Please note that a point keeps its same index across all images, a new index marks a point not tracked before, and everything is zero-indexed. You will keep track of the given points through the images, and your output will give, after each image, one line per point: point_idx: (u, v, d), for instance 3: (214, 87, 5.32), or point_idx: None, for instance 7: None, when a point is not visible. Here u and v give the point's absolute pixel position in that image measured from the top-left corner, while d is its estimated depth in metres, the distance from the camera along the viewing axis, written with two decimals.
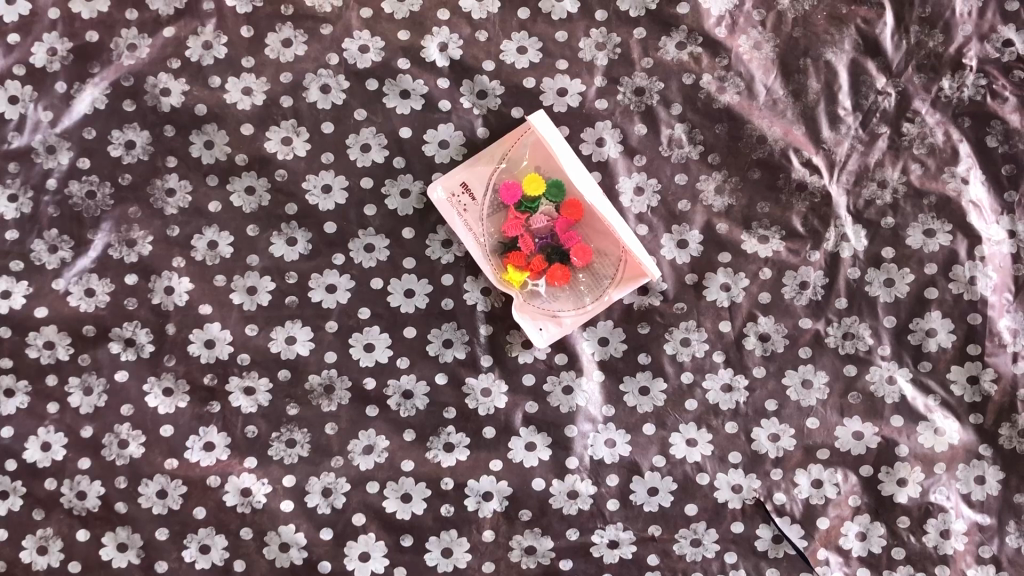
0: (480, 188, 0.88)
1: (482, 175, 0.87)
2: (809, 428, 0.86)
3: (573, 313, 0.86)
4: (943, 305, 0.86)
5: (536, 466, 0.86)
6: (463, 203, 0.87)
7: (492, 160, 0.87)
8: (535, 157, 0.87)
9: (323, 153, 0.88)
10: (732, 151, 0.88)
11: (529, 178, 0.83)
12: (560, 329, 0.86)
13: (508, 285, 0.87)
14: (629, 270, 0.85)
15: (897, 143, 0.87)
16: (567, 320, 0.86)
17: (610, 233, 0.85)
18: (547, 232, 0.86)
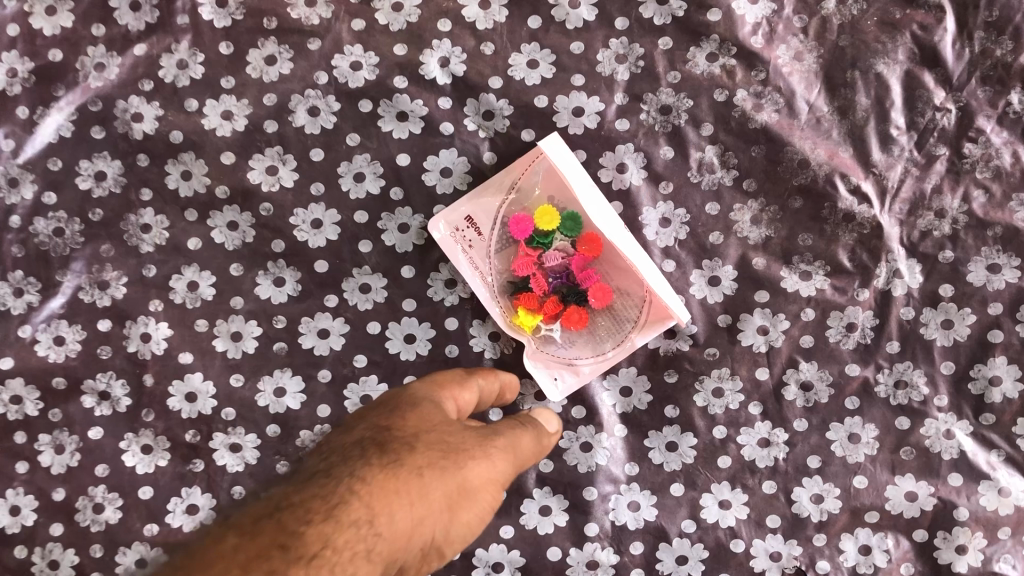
0: (486, 221, 0.80)
1: (488, 206, 0.79)
2: (856, 488, 0.77)
3: (591, 361, 0.78)
4: (1009, 350, 0.76)
5: (551, 533, 0.77)
6: (467, 239, 0.79)
7: (499, 190, 0.79)
8: (546, 187, 0.79)
9: (312, 183, 0.79)
10: (770, 177, 0.78)
11: (542, 210, 0.75)
12: (577, 379, 0.78)
13: (519, 331, 0.77)
14: (653, 311, 0.77)
15: (958, 166, 0.77)
16: (585, 369, 0.78)
17: (632, 271, 0.77)
18: (561, 270, 0.79)
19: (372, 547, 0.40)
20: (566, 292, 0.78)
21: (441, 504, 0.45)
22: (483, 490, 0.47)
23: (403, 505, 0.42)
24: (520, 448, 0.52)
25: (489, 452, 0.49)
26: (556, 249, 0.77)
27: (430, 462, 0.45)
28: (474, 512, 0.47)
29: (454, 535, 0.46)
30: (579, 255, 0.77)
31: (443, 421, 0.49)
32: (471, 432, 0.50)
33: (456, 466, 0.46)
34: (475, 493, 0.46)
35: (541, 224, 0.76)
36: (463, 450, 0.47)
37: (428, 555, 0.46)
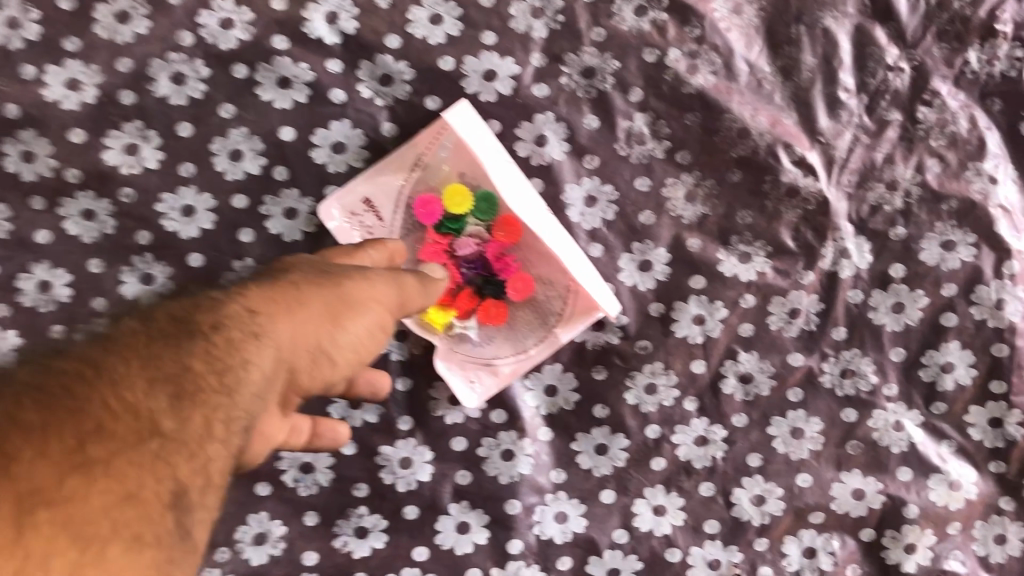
0: (386, 203, 0.70)
1: (388, 186, 0.70)
2: (800, 488, 0.71)
3: (511, 360, 0.70)
4: (963, 334, 0.70)
5: (470, 553, 0.69)
6: (366, 224, 0.70)
7: (401, 167, 0.69)
8: (457, 161, 0.69)
9: (181, 163, 0.67)
10: (707, 148, 0.69)
11: (451, 189, 0.68)
12: (496, 381, 0.69)
13: (430, 329, 0.69)
14: (578, 305, 0.69)
15: (911, 132, 0.70)
16: (504, 369, 0.70)
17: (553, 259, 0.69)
18: (475, 259, 0.69)
19: (263, 335, 0.46)
20: (481, 285, 0.70)
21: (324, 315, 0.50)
22: (365, 307, 0.52)
23: (282, 316, 0.48)
24: (384, 297, 0.54)
25: (354, 284, 0.52)
26: (470, 235, 0.69)
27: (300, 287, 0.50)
28: (356, 322, 0.51)
29: (344, 344, 0.51)
30: (496, 241, 0.69)
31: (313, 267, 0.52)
32: (332, 276, 0.52)
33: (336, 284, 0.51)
34: (357, 305, 0.51)
35: (450, 207, 0.68)
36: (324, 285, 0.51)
37: (324, 362, 0.50)
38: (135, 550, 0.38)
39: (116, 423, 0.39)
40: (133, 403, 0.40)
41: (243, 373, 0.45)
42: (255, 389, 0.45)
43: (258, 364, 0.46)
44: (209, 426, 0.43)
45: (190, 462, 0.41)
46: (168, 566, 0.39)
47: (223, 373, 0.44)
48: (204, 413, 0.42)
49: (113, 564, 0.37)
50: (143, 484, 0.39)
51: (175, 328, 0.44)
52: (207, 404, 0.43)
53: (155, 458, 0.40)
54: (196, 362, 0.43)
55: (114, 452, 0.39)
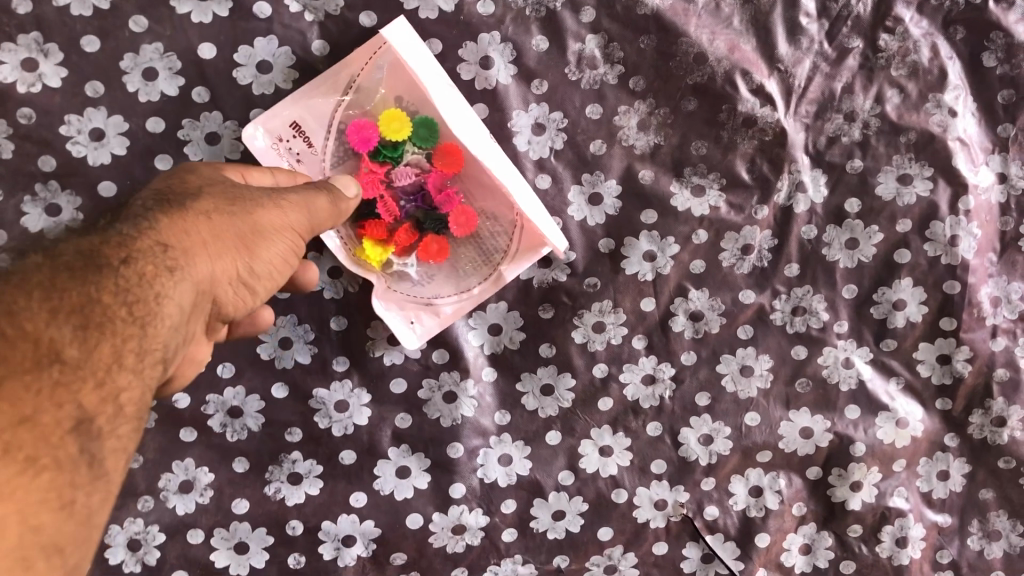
0: (317, 128, 0.64)
1: (319, 109, 0.63)
2: (748, 427, 0.69)
3: (453, 299, 0.65)
4: (916, 271, 0.69)
5: (411, 498, 0.66)
6: (294, 151, 0.64)
7: (333, 88, 0.63)
8: (400, 81, 0.64)
9: (87, 82, 0.61)
10: (661, 75, 0.66)
11: (388, 115, 0.61)
12: (438, 322, 0.65)
13: (367, 267, 0.64)
14: (523, 242, 0.64)
15: (872, 61, 0.67)
16: (446, 309, 0.65)
17: (498, 192, 0.64)
18: (415, 190, 0.64)
19: (179, 266, 0.43)
20: (422, 218, 0.64)
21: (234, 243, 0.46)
22: (279, 235, 0.48)
23: (197, 248, 0.45)
24: (305, 223, 0.50)
25: (268, 209, 0.48)
26: (407, 164, 0.63)
27: (213, 211, 0.46)
28: (271, 249, 0.48)
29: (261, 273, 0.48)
30: (436, 172, 0.63)
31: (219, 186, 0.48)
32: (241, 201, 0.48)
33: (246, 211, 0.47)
34: (268, 234, 0.48)
35: (387, 133, 0.62)
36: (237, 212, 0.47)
37: (242, 290, 0.48)
38: (29, 473, 0.36)
39: (12, 351, 0.36)
40: (32, 331, 0.37)
41: (156, 307, 0.41)
42: (171, 323, 0.42)
43: (173, 296, 0.42)
44: (118, 358, 0.40)
45: (97, 391, 0.39)
46: (69, 490, 0.38)
47: (135, 304, 0.40)
48: (113, 344, 0.39)
49: (2, 483, 0.35)
50: (42, 409, 0.37)
51: (82, 259, 0.40)
52: (118, 337, 0.40)
53: (61, 386, 0.37)
54: (104, 294, 0.39)
55: (6, 375, 0.36)
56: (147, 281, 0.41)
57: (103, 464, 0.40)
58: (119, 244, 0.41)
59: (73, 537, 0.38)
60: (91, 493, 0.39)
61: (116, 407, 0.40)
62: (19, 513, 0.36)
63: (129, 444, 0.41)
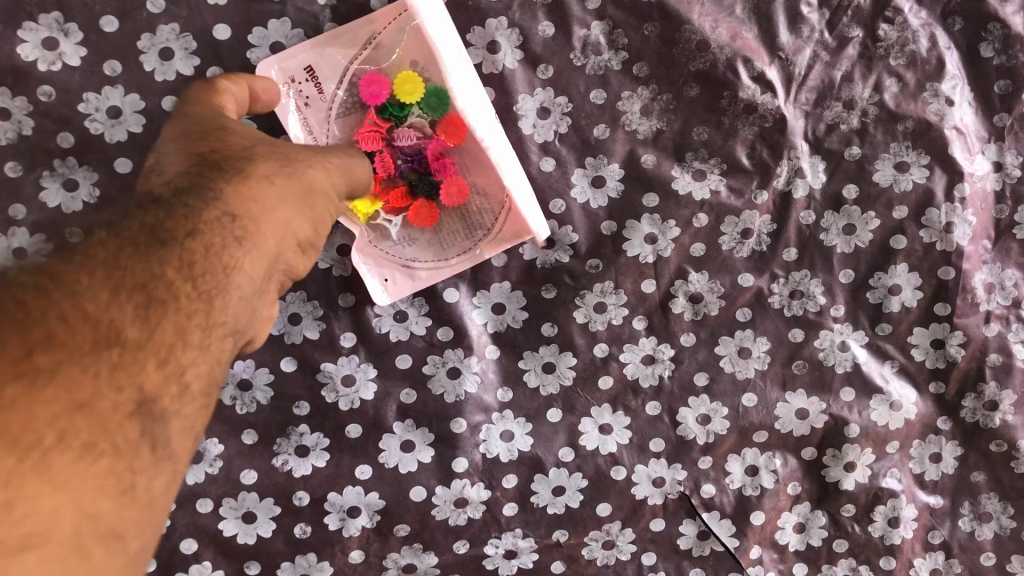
0: (330, 76, 0.65)
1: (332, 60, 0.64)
2: (745, 407, 0.71)
3: (429, 264, 0.67)
4: (911, 257, 0.70)
5: (415, 471, 0.68)
6: (304, 94, 0.65)
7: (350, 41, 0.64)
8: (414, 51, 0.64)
9: (106, 61, 0.63)
10: (664, 61, 0.67)
11: (405, 75, 0.62)
12: (412, 284, 0.67)
13: (353, 220, 0.64)
14: (506, 226, 0.66)
15: (871, 50, 0.68)
16: (421, 273, 0.67)
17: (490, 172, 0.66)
18: (414, 152, 0.65)
19: (243, 235, 0.43)
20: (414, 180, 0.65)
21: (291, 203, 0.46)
22: (322, 194, 0.49)
23: (259, 215, 0.44)
24: (339, 182, 0.51)
25: (310, 171, 0.49)
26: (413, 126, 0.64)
27: (269, 174, 0.46)
28: (319, 210, 0.49)
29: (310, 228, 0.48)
30: (439, 139, 0.64)
31: (260, 145, 0.48)
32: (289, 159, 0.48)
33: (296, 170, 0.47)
34: (316, 194, 0.48)
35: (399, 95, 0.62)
36: (286, 174, 0.47)
37: (299, 252, 0.48)
38: (89, 459, 0.34)
39: (73, 334, 0.34)
40: (96, 314, 0.35)
41: (222, 280, 0.41)
42: (238, 292, 0.43)
43: (238, 266, 0.42)
44: (186, 332, 0.39)
45: (161, 369, 0.38)
46: (128, 476, 0.36)
47: (200, 279, 0.40)
48: (179, 319, 0.39)
49: (58, 475, 0.33)
50: (98, 395, 0.35)
51: (148, 236, 0.39)
52: (184, 313, 0.39)
53: (120, 367, 0.36)
54: (170, 270, 0.39)
55: (62, 361, 0.33)
56: (213, 254, 0.41)
57: (166, 443, 0.39)
58: (181, 216, 0.41)
59: (135, 524, 0.37)
60: (148, 475, 0.37)
61: (183, 382, 0.39)
62: (75, 503, 0.33)
63: (189, 420, 0.40)
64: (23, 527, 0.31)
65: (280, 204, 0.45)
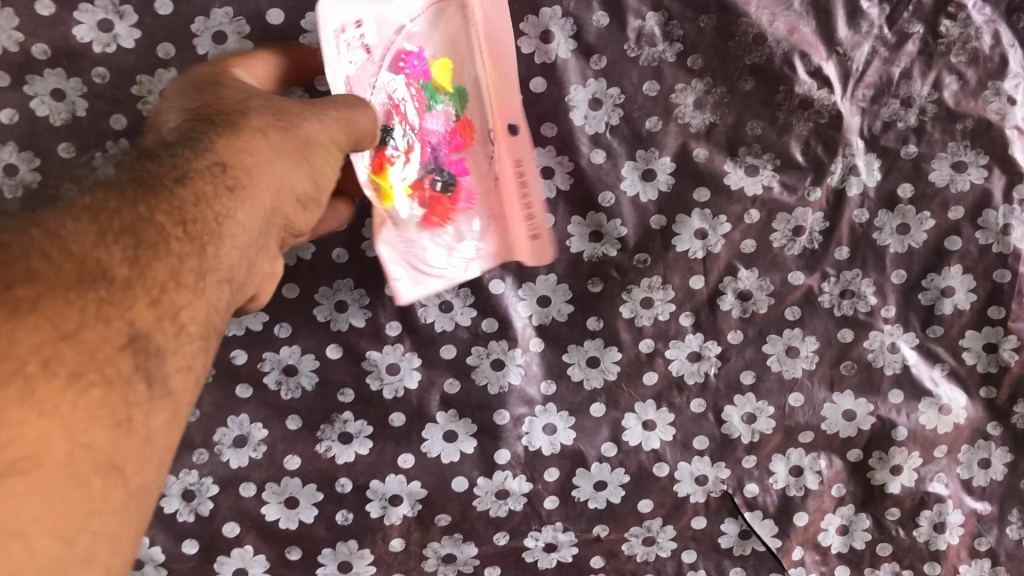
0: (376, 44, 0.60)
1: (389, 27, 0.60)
2: (792, 407, 0.70)
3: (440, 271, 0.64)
4: (966, 258, 0.69)
5: (457, 462, 0.68)
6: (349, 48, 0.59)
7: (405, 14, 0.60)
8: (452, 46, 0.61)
9: (160, 43, 0.63)
10: (720, 54, 0.66)
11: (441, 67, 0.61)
12: (419, 288, 0.64)
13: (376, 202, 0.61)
14: (492, 242, 0.65)
15: (932, 47, 0.67)
16: (429, 279, 0.64)
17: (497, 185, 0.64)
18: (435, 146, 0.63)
19: (232, 187, 0.46)
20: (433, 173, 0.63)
21: (289, 157, 0.49)
22: (325, 149, 0.51)
23: (253, 169, 0.47)
24: (343, 135, 0.52)
25: (314, 123, 0.50)
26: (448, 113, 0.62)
27: (266, 130, 0.48)
28: (321, 165, 0.51)
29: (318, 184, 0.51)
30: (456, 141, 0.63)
31: (260, 98, 0.50)
32: (291, 113, 0.50)
33: (296, 124, 0.49)
34: (316, 148, 0.50)
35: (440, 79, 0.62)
36: (280, 129, 0.49)
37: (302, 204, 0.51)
38: (78, 390, 0.36)
39: (55, 269, 0.37)
40: (80, 252, 0.38)
41: (214, 229, 0.44)
42: (231, 241, 0.46)
43: (227, 214, 0.45)
44: (175, 273, 0.42)
45: (153, 308, 0.40)
46: (124, 408, 0.38)
47: (189, 226, 0.43)
48: (167, 263, 0.41)
49: (46, 402, 0.34)
50: (87, 326, 0.37)
51: (139, 184, 0.42)
52: (173, 258, 0.42)
53: (108, 312, 0.38)
54: (159, 215, 0.42)
55: (49, 289, 0.36)
56: (202, 204, 0.44)
57: (164, 381, 0.41)
58: (172, 166, 0.44)
59: (137, 457, 0.39)
60: (149, 410, 0.40)
61: (177, 322, 0.42)
62: (67, 430, 0.35)
63: (186, 357, 0.42)
64: (14, 450, 0.33)
65: (276, 160, 0.48)
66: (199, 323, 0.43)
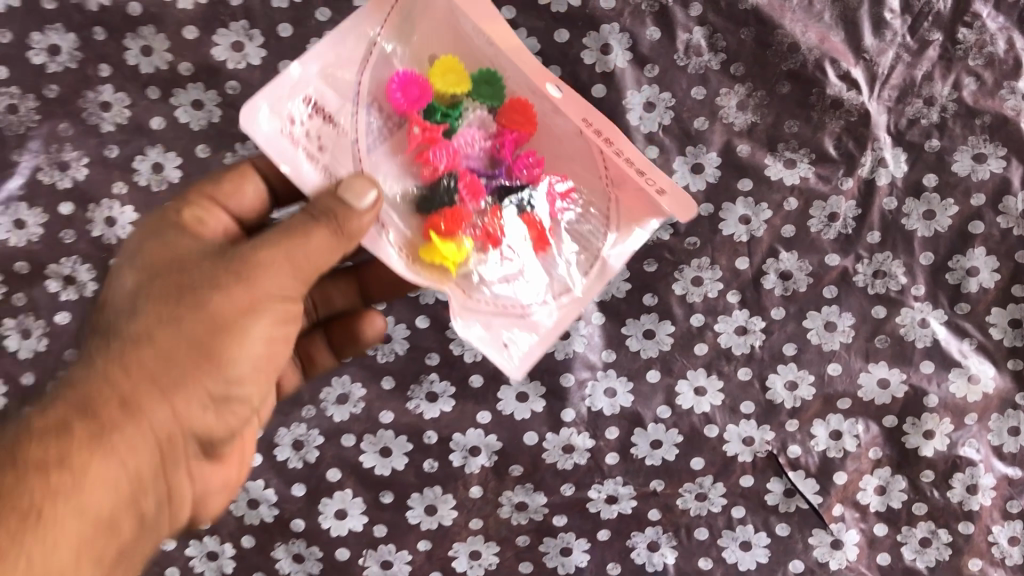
0: (336, 106, 0.61)
1: (301, 96, 0.60)
2: (831, 376, 0.78)
3: (547, 312, 0.66)
4: (989, 241, 0.76)
5: (528, 419, 0.77)
6: (309, 136, 0.60)
7: (308, 74, 0.60)
8: (447, 44, 0.66)
9: (281, 60, 0.75)
10: (759, 61, 0.76)
11: (448, 65, 0.65)
12: (536, 339, 0.65)
13: (441, 271, 0.64)
14: (621, 218, 0.66)
15: (950, 52, 0.75)
16: (543, 325, 0.65)
17: (583, 150, 0.67)
18: (481, 155, 0.68)
19: (104, 432, 0.50)
20: (502, 196, 0.68)
21: (190, 347, 0.51)
22: (243, 318, 0.52)
23: (135, 392, 0.50)
24: (269, 294, 0.52)
25: (222, 297, 0.51)
26: (468, 126, 0.68)
27: (159, 327, 0.51)
28: (234, 339, 0.52)
29: (241, 356, 0.53)
30: (508, 134, 0.67)
31: (183, 267, 0.52)
32: (198, 290, 0.51)
33: (196, 305, 0.51)
34: (227, 326, 0.51)
35: (437, 80, 0.65)
36: (168, 321, 0.51)
37: (214, 390, 0.53)
38: None
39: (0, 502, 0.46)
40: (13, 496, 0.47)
41: (89, 480, 0.49)
42: (110, 480, 0.50)
43: (105, 457, 0.50)
44: (82, 548, 0.49)
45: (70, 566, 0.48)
46: None
47: (69, 469, 0.48)
48: (62, 488, 0.48)
49: None
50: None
51: (61, 421, 0.49)
52: (57, 495, 0.48)
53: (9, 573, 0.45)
54: (54, 441, 0.48)
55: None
56: (87, 456, 0.49)
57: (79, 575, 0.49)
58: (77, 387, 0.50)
59: None
60: None
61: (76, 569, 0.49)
62: None
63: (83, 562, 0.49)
64: None
65: (173, 351, 0.51)
66: (82, 546, 0.49)
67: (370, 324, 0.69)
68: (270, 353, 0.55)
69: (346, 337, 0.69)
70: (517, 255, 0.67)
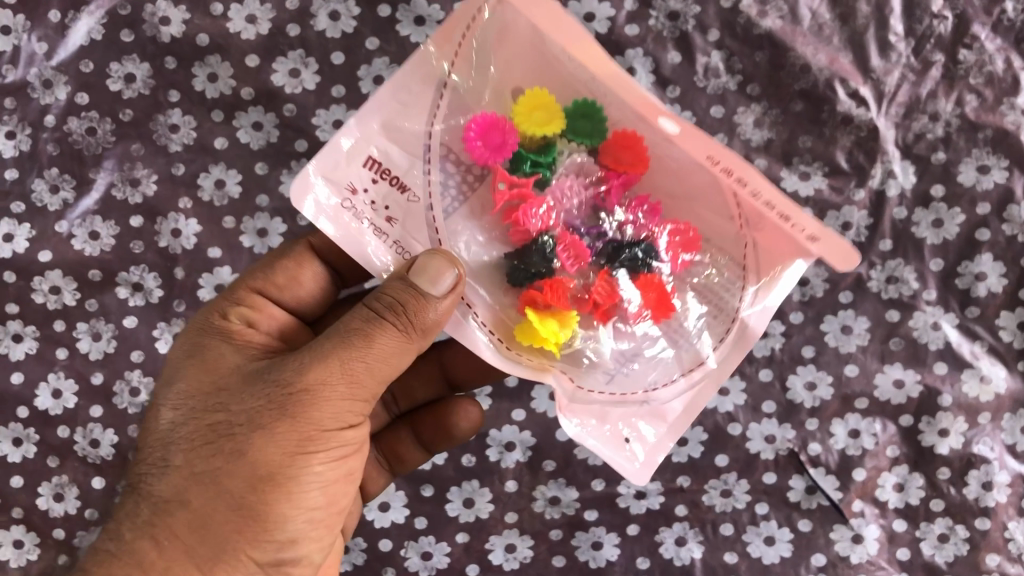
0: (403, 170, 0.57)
1: (361, 162, 0.57)
2: (848, 376, 0.82)
3: (674, 393, 0.59)
4: (995, 248, 0.81)
5: None
6: (370, 208, 0.57)
7: (368, 132, 0.56)
8: (529, 75, 0.59)
9: (334, 85, 0.82)
10: (774, 82, 0.82)
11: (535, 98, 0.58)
12: (661, 427, 0.58)
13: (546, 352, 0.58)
14: (758, 270, 0.58)
15: (953, 71, 0.81)
16: (673, 408, 0.59)
17: (709, 184, 0.58)
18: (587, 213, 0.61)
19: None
20: (612, 259, 0.60)
21: (237, 493, 0.53)
22: (285, 456, 0.53)
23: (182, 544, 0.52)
24: (312, 427, 0.53)
25: (261, 440, 0.52)
26: (563, 175, 0.61)
27: (203, 476, 0.53)
28: (277, 480, 0.53)
29: (295, 496, 0.54)
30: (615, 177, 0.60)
31: (221, 405, 0.54)
32: (237, 433, 0.53)
33: (238, 451, 0.52)
34: (269, 468, 0.53)
35: (523, 123, 0.59)
36: (211, 483, 0.53)
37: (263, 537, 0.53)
38: None
39: None
40: None
41: None
42: None
43: None
44: None
45: None
46: None
47: None
48: None
49: None
50: None
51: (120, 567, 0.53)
52: None
53: None
54: None
55: None
56: None
57: None
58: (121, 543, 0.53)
59: None
60: None
61: None
62: None
63: None
64: None
65: (217, 497, 0.52)
66: None
67: (464, 417, 0.73)
68: (334, 490, 0.56)
69: (437, 431, 0.74)
70: (636, 328, 0.60)
